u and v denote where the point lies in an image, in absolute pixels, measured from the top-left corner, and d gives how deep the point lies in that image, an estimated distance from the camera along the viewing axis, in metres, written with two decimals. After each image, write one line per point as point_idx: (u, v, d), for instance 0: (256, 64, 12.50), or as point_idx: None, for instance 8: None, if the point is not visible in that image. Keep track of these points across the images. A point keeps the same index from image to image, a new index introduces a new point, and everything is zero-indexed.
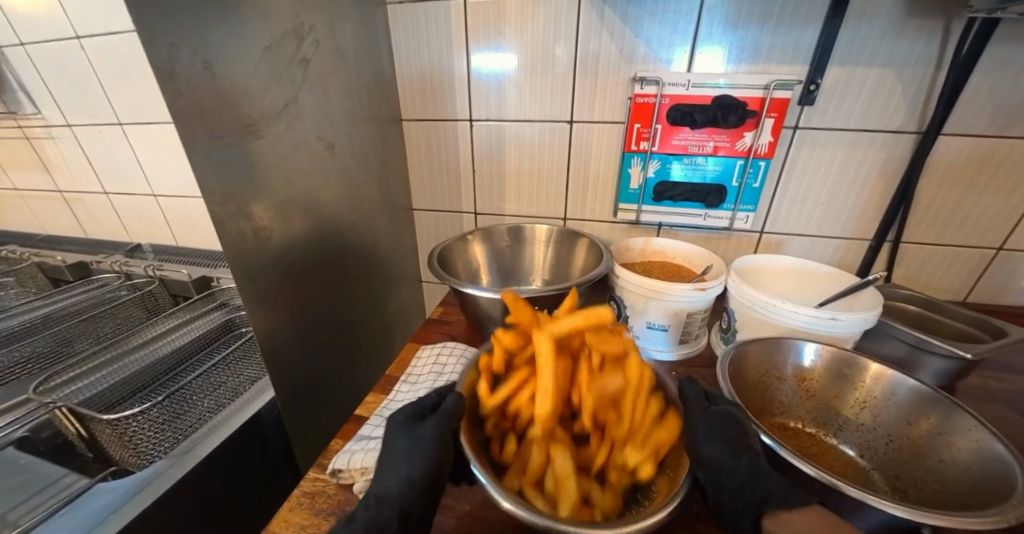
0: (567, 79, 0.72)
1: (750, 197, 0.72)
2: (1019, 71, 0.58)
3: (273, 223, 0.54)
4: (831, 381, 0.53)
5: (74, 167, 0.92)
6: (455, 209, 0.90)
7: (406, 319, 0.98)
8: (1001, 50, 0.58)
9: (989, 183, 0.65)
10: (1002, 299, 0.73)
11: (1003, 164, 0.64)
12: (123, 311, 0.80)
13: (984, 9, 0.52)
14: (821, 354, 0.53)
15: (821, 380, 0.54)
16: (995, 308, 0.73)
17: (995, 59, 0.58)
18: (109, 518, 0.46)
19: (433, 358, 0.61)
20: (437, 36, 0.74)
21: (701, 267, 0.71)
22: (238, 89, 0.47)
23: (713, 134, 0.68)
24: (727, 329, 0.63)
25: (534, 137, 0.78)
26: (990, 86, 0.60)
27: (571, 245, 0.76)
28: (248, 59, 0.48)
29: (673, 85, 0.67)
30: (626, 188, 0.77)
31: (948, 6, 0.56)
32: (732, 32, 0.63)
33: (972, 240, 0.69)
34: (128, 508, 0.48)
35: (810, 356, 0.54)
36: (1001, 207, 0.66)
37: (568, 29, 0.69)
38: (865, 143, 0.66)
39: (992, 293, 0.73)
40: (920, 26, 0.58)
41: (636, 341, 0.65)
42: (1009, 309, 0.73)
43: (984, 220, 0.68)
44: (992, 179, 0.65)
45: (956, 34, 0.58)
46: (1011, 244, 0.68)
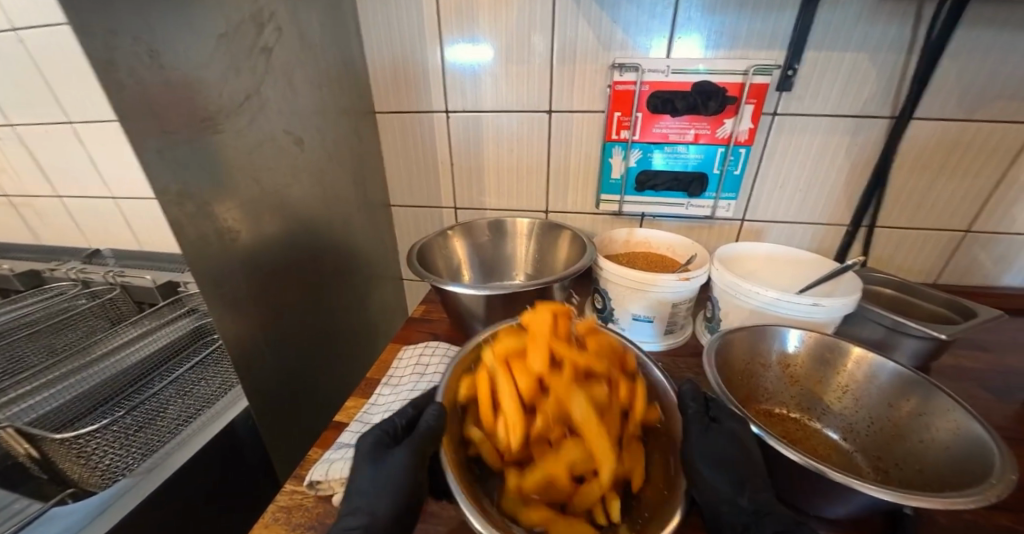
0: (545, 69, 0.71)
1: (731, 185, 0.72)
2: (985, 57, 0.59)
3: (238, 224, 0.51)
4: (814, 368, 0.54)
5: (21, 170, 0.86)
6: (434, 203, 0.88)
7: (388, 320, 0.95)
8: (970, 35, 0.58)
9: (958, 166, 0.66)
10: (970, 279, 0.75)
11: (971, 148, 0.65)
12: (85, 322, 0.75)
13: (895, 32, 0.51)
14: (804, 340, 0.54)
15: (805, 365, 0.54)
16: (964, 288, 0.75)
17: (963, 44, 0.59)
18: None
19: (415, 359, 0.58)
20: (408, 23, 0.71)
21: (685, 256, 0.71)
22: (190, 81, 0.43)
23: (694, 121, 0.67)
24: (712, 318, 0.63)
25: (514, 128, 0.76)
26: (958, 72, 0.60)
27: (553, 239, 0.75)
28: (201, 48, 0.45)
29: (653, 72, 0.66)
30: (607, 178, 0.76)
31: None
32: (709, 18, 0.62)
33: (942, 223, 0.71)
34: (97, 524, 0.45)
35: (794, 342, 0.54)
36: (968, 190, 0.68)
37: (544, 18, 0.67)
38: (841, 129, 0.66)
39: (961, 273, 0.75)
40: (892, 11, 0.58)
41: (623, 333, 0.65)
42: (977, 288, 0.75)
43: (953, 202, 0.69)
44: (959, 163, 0.66)
45: (927, 18, 0.58)
46: (978, 226, 0.70)
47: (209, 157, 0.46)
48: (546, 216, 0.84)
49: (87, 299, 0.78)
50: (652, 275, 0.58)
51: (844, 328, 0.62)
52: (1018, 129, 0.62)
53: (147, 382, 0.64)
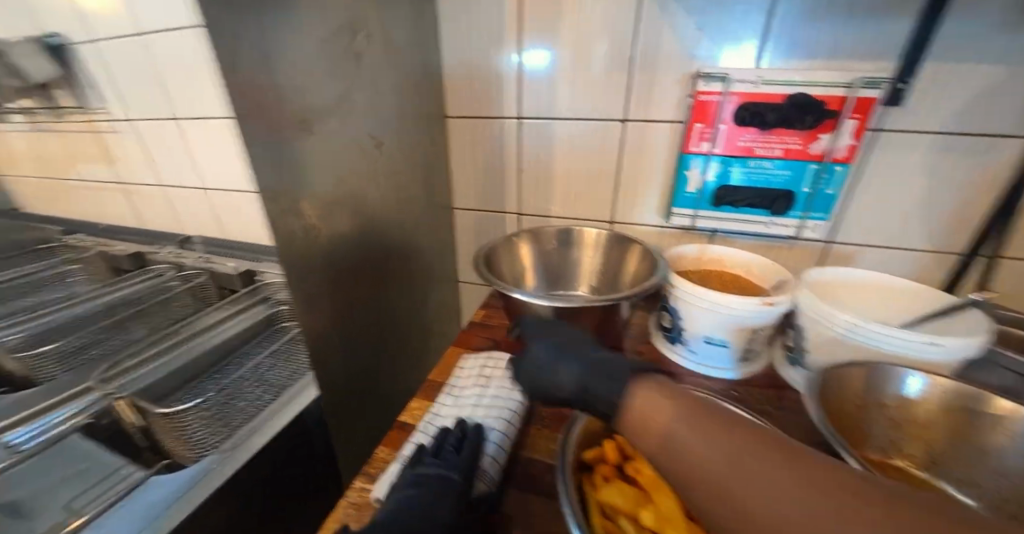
0: (622, 76, 0.69)
1: (823, 205, 0.66)
2: None
3: (321, 220, 0.54)
4: (937, 417, 0.47)
5: (134, 160, 0.96)
6: (498, 208, 0.88)
7: (444, 321, 0.97)
8: None
9: None
10: None
11: None
12: (178, 301, 0.82)
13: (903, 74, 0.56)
14: (928, 386, 0.47)
15: (923, 413, 0.47)
16: None
17: None
18: (166, 514, 0.44)
19: (478, 370, 0.57)
20: (489, 31, 0.72)
21: (765, 279, 0.66)
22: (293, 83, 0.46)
23: (784, 135, 0.63)
24: (795, 349, 0.58)
25: (586, 136, 0.75)
26: None
27: (620, 252, 0.73)
28: (303, 52, 0.47)
29: (741, 82, 0.62)
30: (681, 191, 0.72)
31: None
32: (808, 26, 0.58)
33: None
34: (186, 502, 0.46)
35: (916, 388, 0.47)
36: None
37: (627, 26, 0.66)
38: (962, 150, 0.59)
39: None
40: None
41: (694, 358, 0.61)
42: None
43: None
44: None
45: None
46: None
47: (303, 156, 0.49)
48: (611, 227, 0.82)
49: (179, 281, 0.86)
50: (730, 298, 0.55)
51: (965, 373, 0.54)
52: None
53: (229, 363, 0.69)
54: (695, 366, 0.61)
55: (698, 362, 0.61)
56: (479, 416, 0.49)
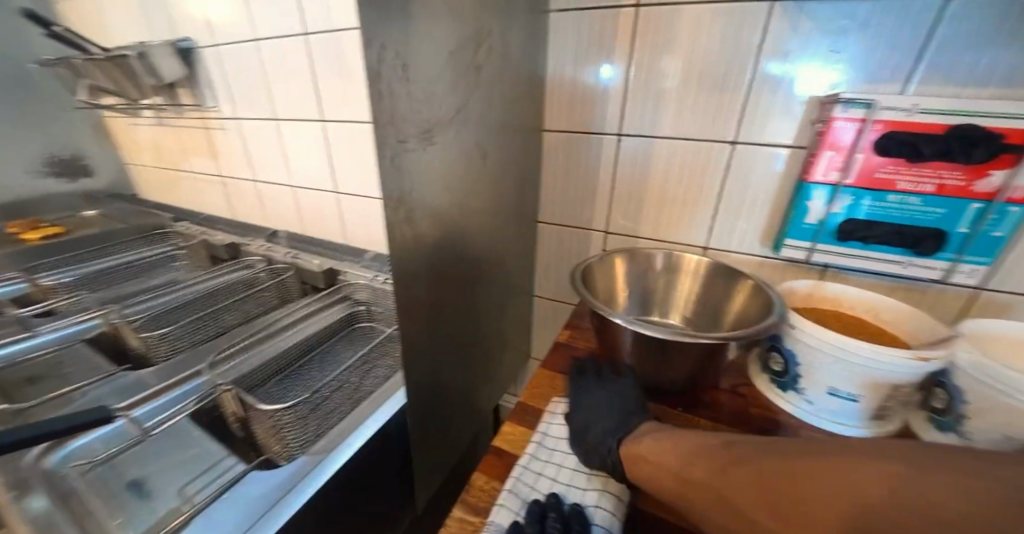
0: (740, 95, 0.64)
1: (983, 249, 0.57)
2: None
3: (429, 227, 0.53)
4: None
5: (235, 155, 1.03)
6: (584, 226, 0.85)
7: (515, 336, 0.94)
8: None
9: None
10: None
11: None
12: (265, 292, 0.84)
13: None
14: None
15: None
16: None
17: None
18: (273, 512, 0.45)
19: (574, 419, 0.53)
20: (599, 45, 0.70)
21: (901, 327, 0.59)
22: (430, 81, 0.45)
23: (941, 169, 0.55)
24: (944, 414, 0.49)
25: (690, 157, 0.71)
26: None
27: (727, 283, 0.67)
28: (434, 59, 0.46)
29: (889, 109, 0.55)
30: (798, 222, 0.66)
31: None
32: (978, 48, 0.51)
33: None
34: (289, 501, 0.46)
35: None
36: None
37: (751, 43, 0.61)
38: None
39: None
40: None
41: (814, 411, 0.54)
42: None
43: None
44: None
45: None
46: None
47: (421, 163, 0.48)
48: (706, 254, 0.77)
49: (268, 275, 0.89)
50: (873, 348, 0.47)
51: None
52: None
53: (310, 358, 0.69)
54: (814, 420, 0.54)
55: (818, 415, 0.54)
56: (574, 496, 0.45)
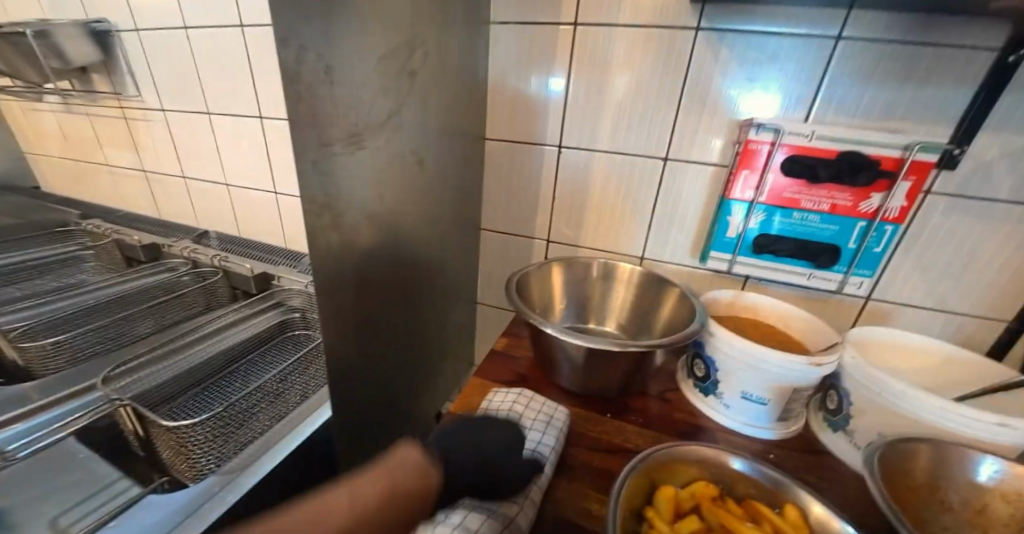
0: (669, 115, 0.68)
1: (868, 262, 0.65)
2: None
3: (360, 231, 0.52)
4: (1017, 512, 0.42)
5: (160, 149, 0.95)
6: (526, 234, 0.86)
7: (457, 342, 0.94)
8: None
9: None
10: None
11: None
12: (187, 297, 0.77)
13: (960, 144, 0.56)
14: (1003, 473, 0.42)
15: (1000, 505, 0.42)
16: None
17: None
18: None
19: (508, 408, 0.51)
20: (540, 59, 0.72)
21: (804, 333, 0.65)
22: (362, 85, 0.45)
23: (834, 191, 0.62)
24: (837, 412, 0.53)
25: (624, 170, 0.74)
26: None
27: (657, 291, 0.71)
28: (364, 62, 0.46)
29: (793, 135, 0.61)
30: (720, 235, 0.70)
31: None
32: (861, 86, 0.58)
33: None
34: (193, 521, 0.43)
35: (988, 473, 0.42)
36: None
37: (678, 66, 0.65)
38: (1016, 218, 0.58)
39: None
40: None
41: (729, 414, 0.56)
42: None
43: None
44: None
45: None
46: None
47: (352, 166, 0.47)
48: (641, 263, 0.80)
49: (192, 278, 0.83)
50: (776, 353, 0.51)
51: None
52: None
53: (232, 371, 0.64)
54: (732, 423, 0.56)
55: (735, 418, 0.56)
56: None
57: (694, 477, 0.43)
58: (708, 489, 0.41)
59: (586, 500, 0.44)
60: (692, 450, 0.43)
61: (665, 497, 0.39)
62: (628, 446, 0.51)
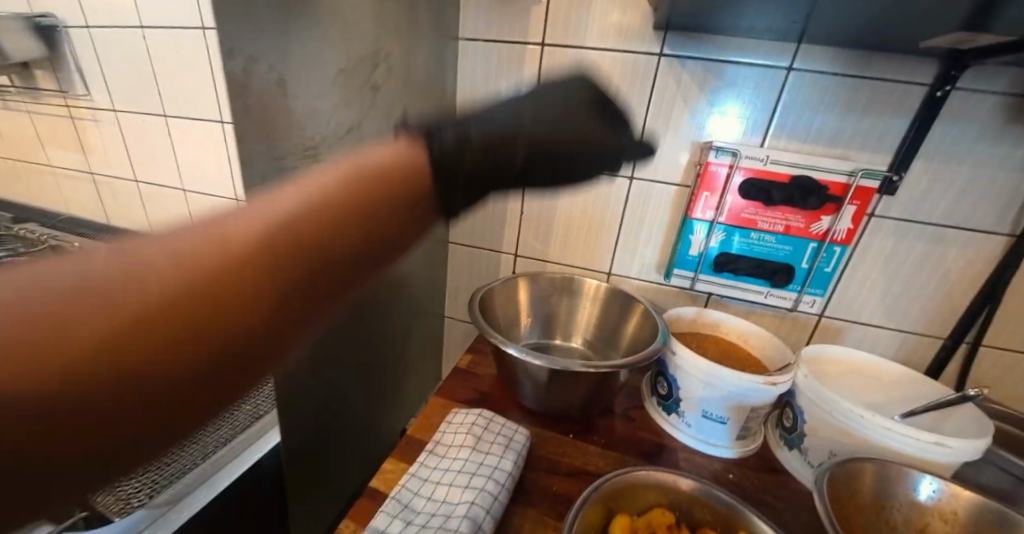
0: (634, 134, 0.69)
1: (820, 282, 0.68)
2: None
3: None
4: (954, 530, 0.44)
5: (109, 151, 0.90)
6: (494, 247, 0.86)
7: (422, 356, 0.92)
8: None
9: None
10: None
11: None
12: None
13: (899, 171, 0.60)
14: (941, 491, 0.44)
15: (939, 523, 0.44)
16: None
17: None
18: None
19: (466, 427, 0.49)
20: (508, 74, 0.72)
21: (762, 350, 0.66)
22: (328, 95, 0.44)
23: (787, 213, 0.64)
24: (792, 430, 0.55)
25: (592, 187, 0.75)
26: None
27: (621, 308, 0.71)
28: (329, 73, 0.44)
29: (749, 159, 0.63)
30: (683, 254, 0.71)
31: None
32: (812, 114, 0.61)
33: None
34: None
35: (928, 491, 0.44)
36: None
37: (641, 87, 0.66)
38: (950, 240, 0.62)
39: None
40: (1018, 133, 0.56)
41: (690, 432, 0.57)
42: None
43: None
44: None
45: None
46: None
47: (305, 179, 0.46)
48: (608, 279, 0.80)
49: None
50: (732, 373, 0.51)
51: (965, 469, 0.59)
52: None
53: None
54: (693, 441, 0.56)
55: (696, 437, 0.56)
56: (455, 500, 0.41)
57: (650, 504, 0.42)
58: (664, 516, 0.41)
59: (543, 528, 0.43)
60: (649, 476, 0.42)
61: (621, 527, 0.39)
62: (588, 469, 0.50)
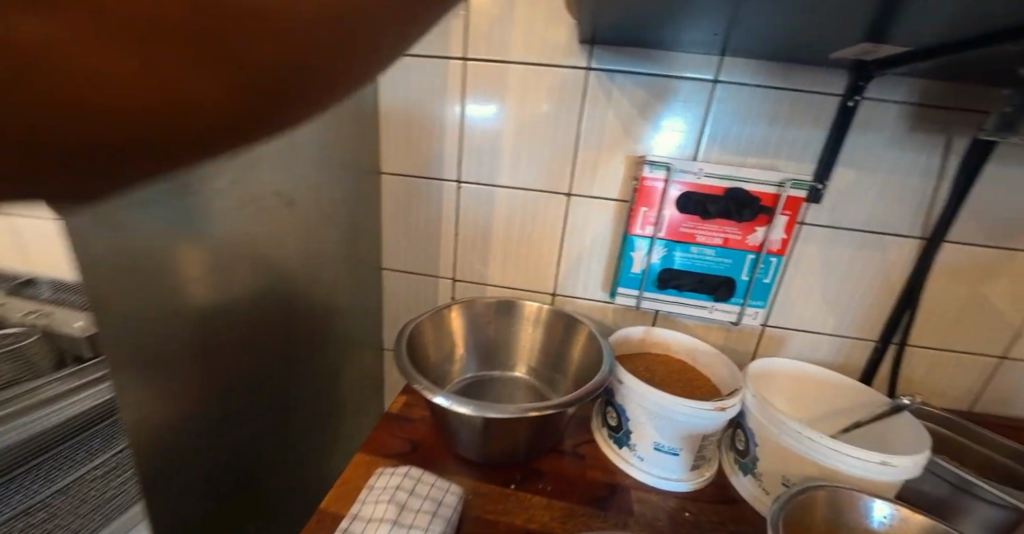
0: (566, 150, 0.66)
1: (760, 293, 0.67)
2: (1013, 192, 0.59)
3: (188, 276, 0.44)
4: None
5: None
6: (431, 273, 0.80)
7: (356, 397, 0.83)
8: (1002, 167, 0.58)
9: (987, 290, 0.64)
10: (1001, 411, 0.70)
11: (1003, 276, 0.63)
12: None
13: (822, 179, 0.60)
14: (895, 516, 0.41)
15: None
16: (995, 420, 0.70)
17: (994, 177, 0.58)
18: None
19: (388, 492, 0.42)
20: (432, 89, 0.68)
21: (710, 368, 0.64)
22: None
23: (724, 226, 0.63)
24: (745, 454, 0.52)
25: (528, 206, 0.71)
26: (985, 205, 0.59)
27: (565, 332, 0.67)
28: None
29: (684, 173, 0.62)
30: (626, 271, 0.69)
31: (948, 124, 0.57)
32: (738, 125, 0.61)
33: (973, 347, 0.67)
34: None
35: (881, 517, 0.42)
36: (995, 317, 0.65)
37: (569, 101, 0.64)
38: (872, 245, 0.64)
39: (991, 404, 0.70)
40: (923, 140, 0.58)
41: (642, 466, 0.53)
42: (1009, 421, 0.70)
43: (980, 330, 0.66)
44: (991, 288, 0.63)
45: (957, 151, 0.58)
46: (1013, 355, 0.67)
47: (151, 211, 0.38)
48: (552, 300, 0.76)
49: None
50: (680, 400, 0.48)
51: None
52: None
53: None
54: (646, 476, 0.52)
55: (648, 471, 0.52)
56: None
57: None
58: None
59: None
60: None
61: None
62: (531, 526, 0.45)
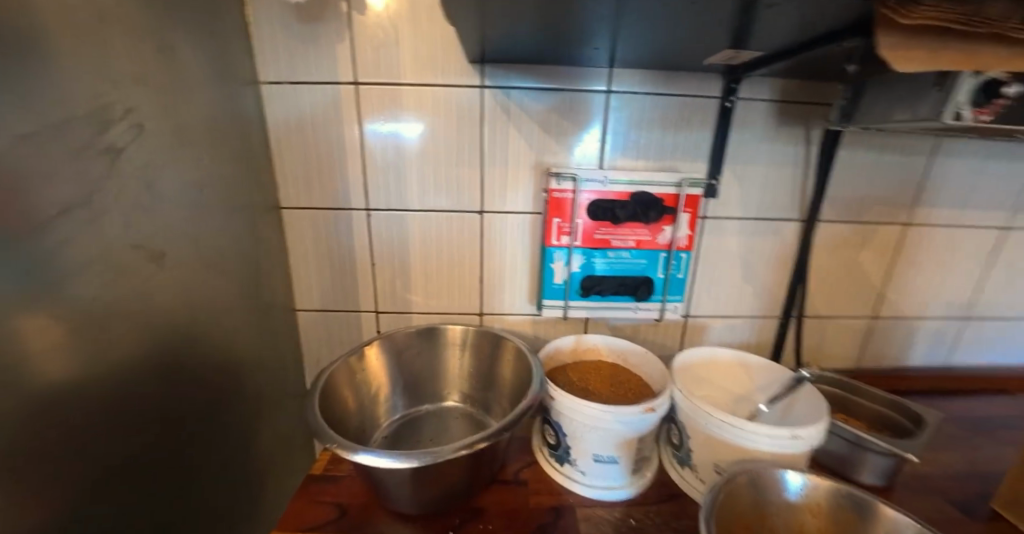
0: (474, 169, 0.65)
1: (676, 288, 0.70)
2: (865, 173, 0.67)
3: (67, 368, 0.35)
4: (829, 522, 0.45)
5: None
6: (350, 309, 0.75)
7: (281, 457, 0.75)
8: (853, 152, 0.66)
9: (858, 260, 0.72)
10: (883, 363, 0.80)
11: (869, 246, 0.71)
12: None
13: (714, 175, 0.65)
14: (808, 485, 0.45)
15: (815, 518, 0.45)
16: (880, 372, 0.79)
17: (849, 161, 0.66)
18: None
19: None
20: (325, 115, 0.63)
21: (641, 367, 0.66)
22: (16, 172, 0.30)
23: (635, 229, 0.66)
24: (680, 447, 0.54)
25: (444, 228, 0.69)
26: (846, 186, 0.68)
27: (498, 353, 0.65)
28: (21, 137, 0.31)
29: (590, 181, 0.64)
30: (549, 283, 0.69)
31: (806, 118, 0.64)
32: (635, 132, 0.64)
33: (855, 310, 0.76)
34: None
35: (797, 488, 0.45)
36: (867, 282, 0.74)
37: (471, 118, 0.63)
38: (763, 231, 0.70)
39: (875, 358, 0.80)
40: (790, 133, 0.65)
41: (585, 480, 0.52)
42: (891, 371, 0.80)
43: (859, 295, 0.75)
44: (862, 257, 0.72)
45: (816, 139, 0.65)
46: (884, 313, 0.76)
47: (11, 288, 0.30)
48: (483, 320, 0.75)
49: None
50: (612, 409, 0.48)
51: None
52: (895, 231, 0.71)
53: None
54: (590, 490, 0.52)
55: (592, 484, 0.52)
56: None
57: None
58: None
59: None
60: None
61: None
62: None
